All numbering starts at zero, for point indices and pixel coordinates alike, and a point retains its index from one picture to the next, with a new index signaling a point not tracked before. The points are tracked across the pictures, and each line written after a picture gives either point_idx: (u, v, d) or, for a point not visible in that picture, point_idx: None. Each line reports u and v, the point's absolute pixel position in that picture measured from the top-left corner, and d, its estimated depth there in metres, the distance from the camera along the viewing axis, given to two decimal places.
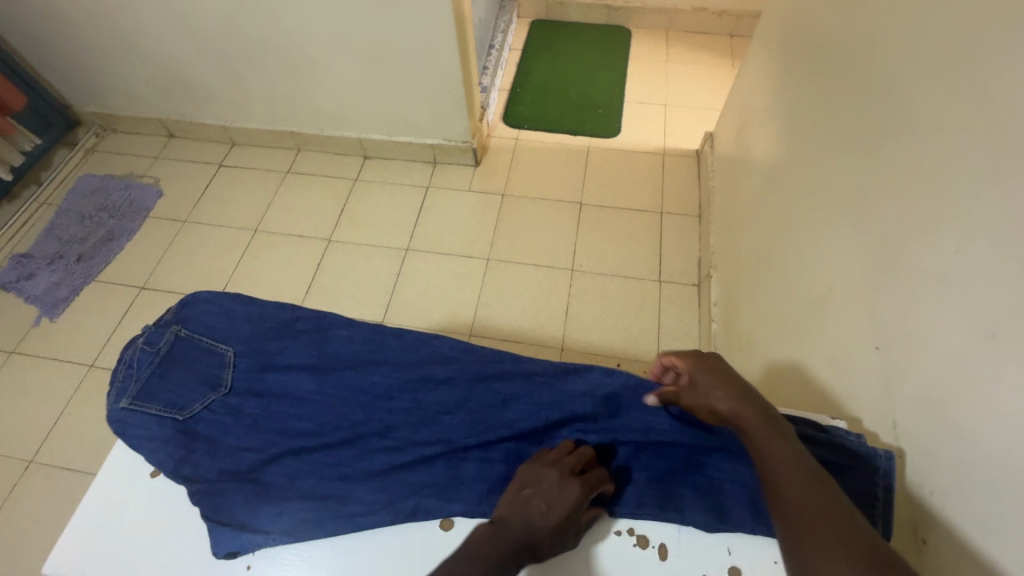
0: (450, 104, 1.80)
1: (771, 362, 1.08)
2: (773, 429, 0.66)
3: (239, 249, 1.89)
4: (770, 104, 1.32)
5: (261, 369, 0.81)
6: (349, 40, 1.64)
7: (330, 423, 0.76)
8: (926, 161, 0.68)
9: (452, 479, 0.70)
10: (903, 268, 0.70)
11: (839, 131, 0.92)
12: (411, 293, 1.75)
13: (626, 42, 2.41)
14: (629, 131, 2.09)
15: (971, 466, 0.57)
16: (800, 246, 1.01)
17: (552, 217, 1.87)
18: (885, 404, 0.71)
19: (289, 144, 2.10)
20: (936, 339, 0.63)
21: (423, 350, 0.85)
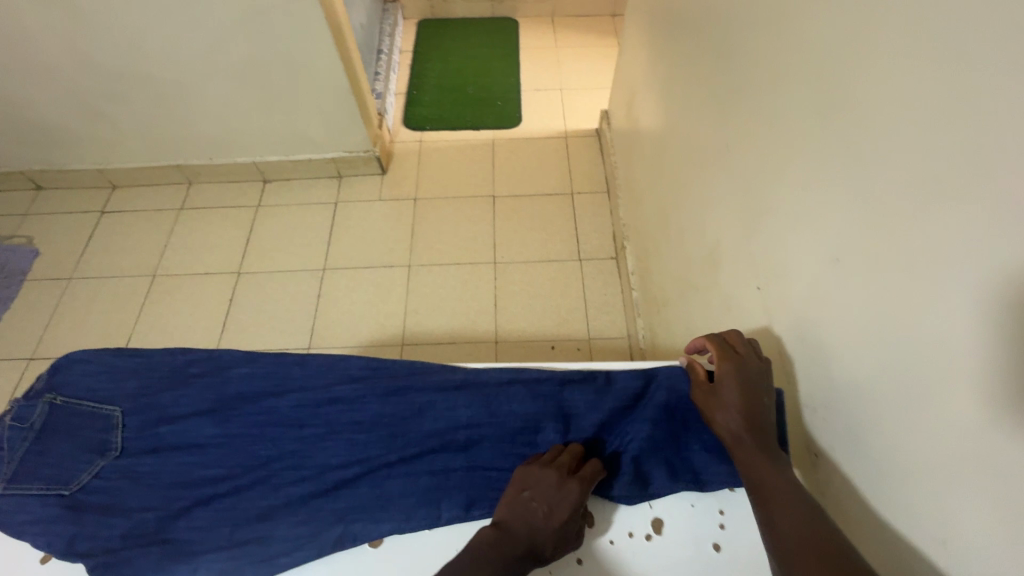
0: (343, 114, 1.75)
1: (683, 320, 1.14)
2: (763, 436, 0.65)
3: (138, 298, 1.74)
4: (648, 76, 1.39)
5: (155, 423, 0.76)
6: (220, 59, 1.55)
7: (241, 464, 0.74)
8: (771, 111, 0.75)
9: (376, 499, 0.70)
10: (767, 213, 0.77)
11: (704, 94, 0.98)
12: (336, 313, 1.69)
13: (515, 32, 2.43)
14: (530, 119, 2.12)
15: (837, 379, 0.63)
16: (690, 206, 1.07)
17: (467, 214, 1.87)
18: (771, 338, 0.77)
19: (178, 178, 1.96)
20: (797, 271, 0.70)
21: (331, 372, 0.81)
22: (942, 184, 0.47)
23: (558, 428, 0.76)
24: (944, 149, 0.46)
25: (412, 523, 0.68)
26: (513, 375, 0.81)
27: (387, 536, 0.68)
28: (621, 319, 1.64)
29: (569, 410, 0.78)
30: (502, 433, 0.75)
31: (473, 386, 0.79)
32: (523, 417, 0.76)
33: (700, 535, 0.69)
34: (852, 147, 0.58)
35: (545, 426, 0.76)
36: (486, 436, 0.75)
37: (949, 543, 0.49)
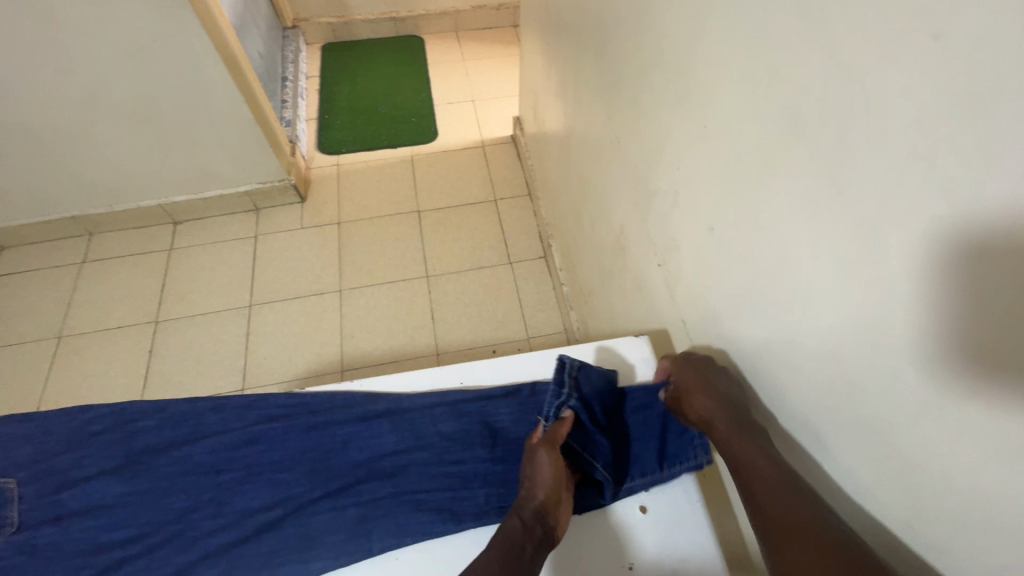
0: (251, 145, 1.70)
1: (606, 307, 1.20)
2: (738, 428, 0.64)
3: (43, 363, 1.61)
4: (547, 80, 1.45)
5: (55, 489, 0.70)
6: (106, 100, 1.47)
7: (152, 521, 0.68)
8: (647, 102, 0.81)
9: (303, 538, 0.65)
10: (656, 195, 0.83)
11: (593, 93, 1.05)
12: (268, 348, 1.63)
13: (422, 49, 2.46)
14: (446, 132, 2.15)
15: (730, 337, 0.70)
16: (596, 198, 1.14)
17: (394, 231, 1.87)
18: (675, 310, 0.83)
19: (76, 230, 1.83)
20: (685, 244, 0.76)
21: (249, 412, 0.75)
22: (780, 154, 0.54)
23: (493, 436, 0.73)
24: (776, 122, 0.54)
25: (345, 558, 0.63)
26: (439, 390, 0.77)
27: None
28: (556, 314, 1.69)
29: (497, 420, 0.74)
30: (433, 448, 0.72)
31: (400, 408, 0.75)
32: (449, 437, 0.73)
33: (626, 506, 0.71)
34: (711, 129, 0.65)
35: (478, 437, 0.73)
36: (414, 462, 0.71)
37: (834, 461, 0.57)
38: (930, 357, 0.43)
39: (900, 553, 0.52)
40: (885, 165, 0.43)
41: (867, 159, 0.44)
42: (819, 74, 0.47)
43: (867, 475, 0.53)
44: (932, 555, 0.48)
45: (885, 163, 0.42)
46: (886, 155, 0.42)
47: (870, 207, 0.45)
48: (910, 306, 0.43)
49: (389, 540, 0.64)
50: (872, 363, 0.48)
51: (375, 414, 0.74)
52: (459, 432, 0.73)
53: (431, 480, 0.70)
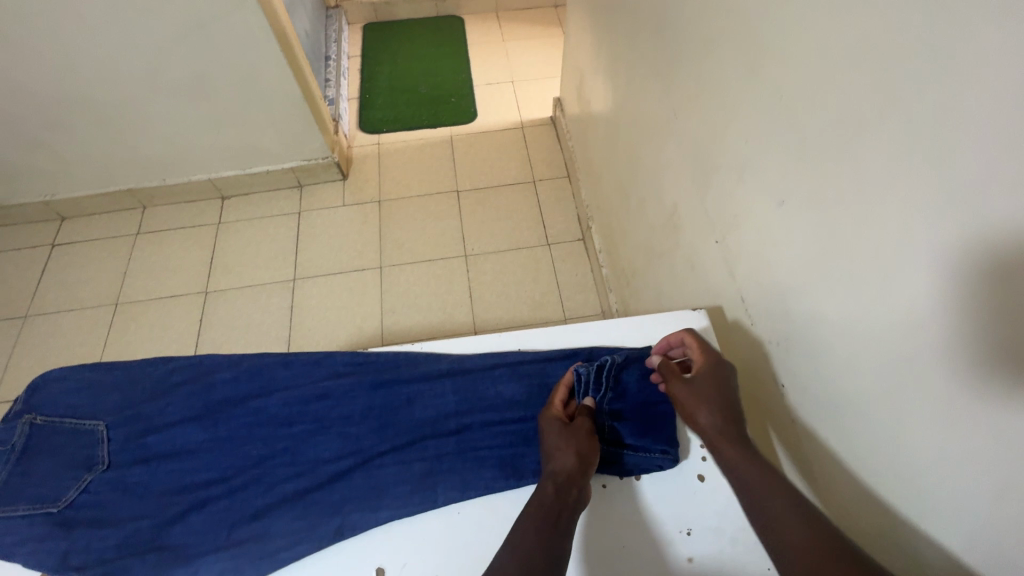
0: (298, 122, 1.74)
1: (652, 286, 1.19)
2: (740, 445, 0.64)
3: (103, 328, 1.69)
4: (594, 58, 1.44)
5: (141, 434, 0.74)
6: (164, 75, 1.52)
7: (232, 466, 0.71)
8: (711, 74, 0.80)
9: (372, 487, 0.67)
10: (718, 168, 0.81)
11: (649, 68, 1.04)
12: (312, 321, 1.68)
13: (462, 30, 2.46)
14: (485, 113, 2.15)
15: (792, 313, 0.69)
16: (646, 176, 1.13)
17: (433, 211, 1.89)
18: (732, 286, 0.82)
19: (131, 203, 1.91)
20: (751, 216, 0.74)
21: (317, 369, 0.78)
22: (864, 119, 0.53)
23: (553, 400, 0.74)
24: (862, 85, 0.52)
25: (413, 508, 0.64)
26: (498, 356, 0.78)
27: (386, 525, 0.64)
28: (593, 296, 1.68)
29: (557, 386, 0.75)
30: (493, 411, 0.73)
31: (460, 371, 0.76)
32: (510, 399, 0.74)
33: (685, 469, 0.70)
34: (786, 97, 0.64)
35: (538, 403, 0.74)
36: (476, 422, 0.73)
37: (904, 441, 0.55)
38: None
39: (974, 536, 0.49)
40: (987, 123, 0.41)
41: (968, 118, 0.42)
42: (916, 32, 0.45)
43: (942, 456, 0.51)
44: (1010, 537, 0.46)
45: (989, 123, 0.40)
46: (992, 114, 0.40)
47: (967, 169, 0.43)
48: (1004, 274, 0.41)
49: (455, 492, 0.65)
50: (958, 335, 0.46)
51: (438, 375, 0.76)
52: (521, 395, 0.74)
53: (494, 439, 0.71)
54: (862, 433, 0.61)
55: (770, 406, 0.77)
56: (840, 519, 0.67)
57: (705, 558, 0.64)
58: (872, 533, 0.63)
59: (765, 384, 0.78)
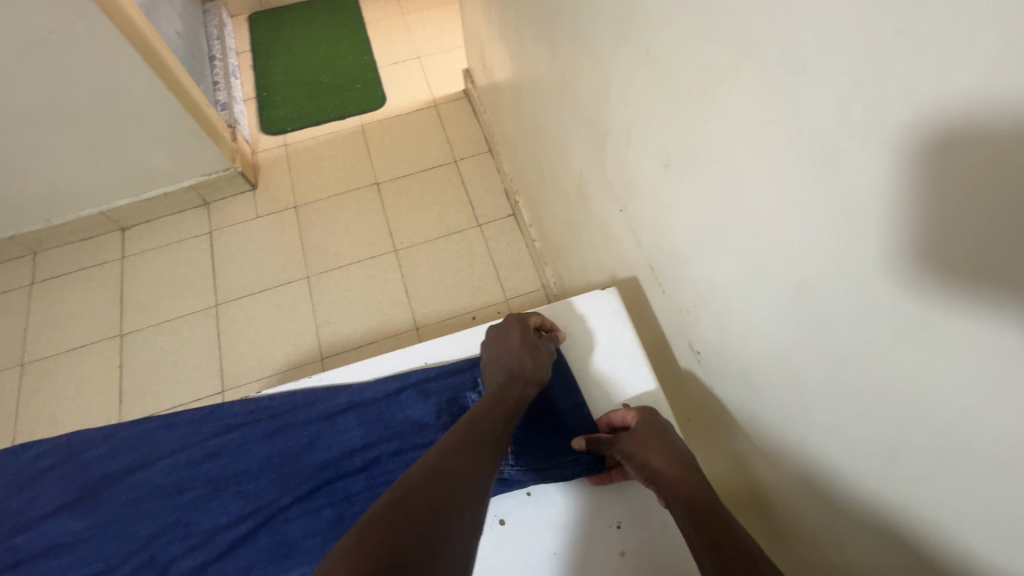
0: (185, 134, 1.59)
1: (577, 258, 1.16)
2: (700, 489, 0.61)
3: (10, 394, 1.54)
4: (488, 22, 1.35)
5: (12, 533, 0.67)
6: (11, 106, 1.34)
7: (120, 552, 0.65)
8: (586, 33, 0.75)
9: (280, 546, 0.63)
10: (609, 133, 0.77)
11: (534, 31, 0.98)
12: (243, 346, 1.58)
13: (357, 7, 2.30)
14: (394, 94, 2.03)
15: (696, 279, 0.67)
16: (552, 145, 1.08)
17: (354, 208, 1.79)
18: (641, 255, 0.79)
19: (17, 252, 1.72)
20: (645, 184, 0.71)
21: (204, 425, 0.72)
22: (730, 76, 0.50)
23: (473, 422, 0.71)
24: (725, 37, 0.49)
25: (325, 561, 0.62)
26: (400, 382, 0.72)
27: None
28: (532, 272, 1.65)
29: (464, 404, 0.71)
30: (402, 444, 0.69)
31: (361, 404, 0.71)
32: (420, 422, 0.70)
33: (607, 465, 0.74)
34: (660, 56, 0.59)
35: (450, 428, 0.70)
36: (385, 453, 0.68)
37: (810, 397, 0.55)
38: (898, 276, 0.40)
39: (879, 488, 0.50)
40: (835, 75, 0.39)
41: (815, 66, 0.40)
42: None
43: (842, 411, 0.51)
44: (909, 491, 0.46)
45: (833, 69, 0.39)
46: (836, 58, 0.38)
47: (826, 121, 0.41)
48: (868, 225, 0.40)
49: None
50: (839, 289, 0.46)
51: (338, 409, 0.71)
52: (433, 416, 0.70)
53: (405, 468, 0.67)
54: (776, 398, 0.60)
55: (693, 371, 0.77)
56: (766, 475, 0.68)
57: (637, 549, 0.69)
58: (791, 488, 0.63)
59: (684, 351, 0.77)
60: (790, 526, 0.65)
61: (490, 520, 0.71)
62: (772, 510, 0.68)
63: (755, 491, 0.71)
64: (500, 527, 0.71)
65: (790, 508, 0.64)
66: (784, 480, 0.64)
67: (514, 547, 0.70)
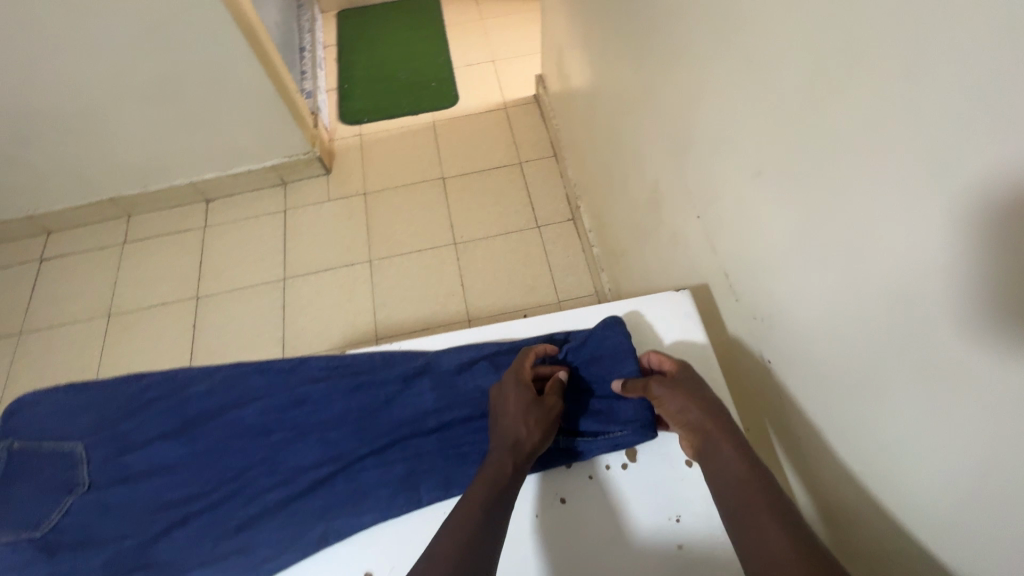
0: (274, 118, 1.70)
1: (640, 265, 1.17)
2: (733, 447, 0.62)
3: (96, 341, 1.69)
4: (570, 30, 1.38)
5: (119, 453, 0.73)
6: (130, 80, 1.48)
7: (212, 480, 0.71)
8: (681, 44, 0.77)
9: (354, 492, 0.66)
10: (695, 141, 0.78)
11: (620, 40, 1.00)
12: (305, 320, 1.67)
13: (438, 10, 2.39)
14: (466, 95, 2.10)
15: (775, 290, 0.67)
16: (626, 151, 1.10)
17: (419, 200, 1.86)
18: (716, 262, 0.79)
19: (115, 213, 1.89)
20: (729, 190, 0.71)
21: (293, 375, 0.77)
22: (839, 82, 0.50)
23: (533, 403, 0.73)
24: (837, 45, 0.49)
25: (394, 510, 0.64)
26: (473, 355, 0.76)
27: (369, 529, 0.64)
28: (586, 277, 1.66)
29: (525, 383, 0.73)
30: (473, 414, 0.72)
31: (437, 370, 0.75)
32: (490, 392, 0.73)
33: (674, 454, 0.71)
34: (761, 63, 0.60)
35: None
36: (457, 418, 0.71)
37: (892, 418, 0.53)
38: (1012, 292, 0.38)
39: (964, 518, 0.47)
40: (958, 84, 0.39)
41: (939, 73, 0.40)
42: None
43: (930, 434, 0.49)
44: (1001, 518, 0.43)
45: (960, 78, 0.38)
46: (966, 66, 0.38)
47: (946, 129, 0.40)
48: (988, 237, 0.39)
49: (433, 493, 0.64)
50: (943, 304, 0.44)
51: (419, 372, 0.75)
52: None
53: (476, 436, 0.70)
54: (852, 411, 0.58)
55: (759, 381, 0.75)
56: (830, 496, 0.65)
57: (697, 545, 0.66)
58: (860, 511, 0.61)
59: (752, 361, 0.76)
60: (856, 551, 0.62)
61: (550, 497, 0.70)
62: (836, 532, 0.66)
63: (819, 511, 0.68)
64: (560, 505, 0.69)
65: (857, 532, 0.62)
66: (852, 501, 0.62)
67: (574, 524, 0.68)
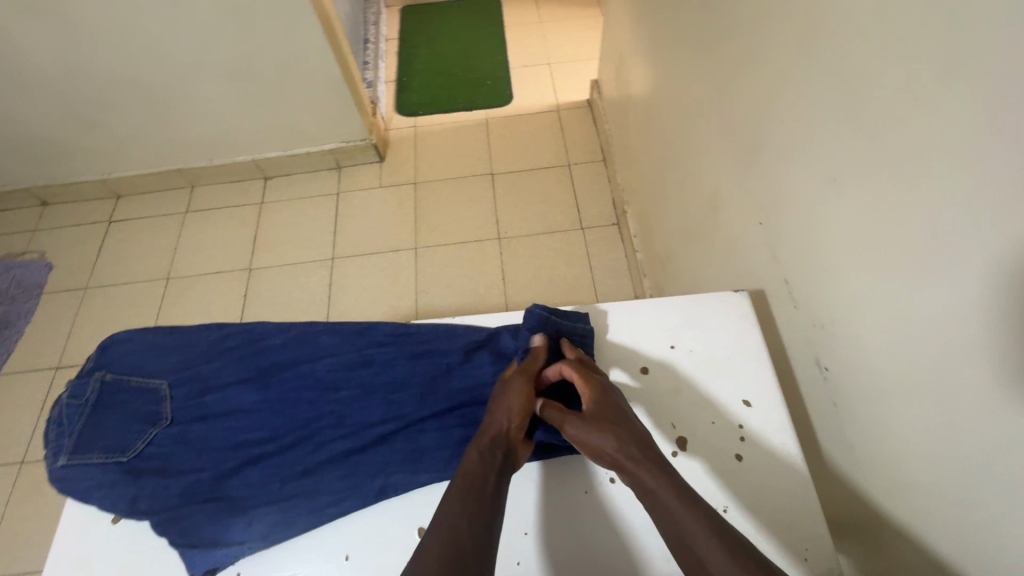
0: (337, 103, 1.77)
1: (688, 270, 1.18)
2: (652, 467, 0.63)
3: (154, 302, 1.78)
4: (634, 37, 1.40)
5: (200, 393, 0.78)
6: (209, 57, 1.57)
7: (283, 426, 0.76)
8: (758, 52, 0.78)
9: (414, 450, 0.71)
10: (764, 148, 0.79)
11: (689, 47, 1.02)
12: (349, 299, 1.73)
13: (499, 11, 2.44)
14: (521, 95, 2.14)
15: (837, 298, 0.67)
16: (685, 157, 1.11)
17: (467, 194, 1.90)
18: (775, 269, 0.80)
19: (180, 183, 1.99)
20: (798, 195, 0.72)
21: (361, 338, 0.83)
22: (932, 91, 0.50)
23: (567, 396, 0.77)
24: (932, 55, 0.49)
25: (452, 471, 0.69)
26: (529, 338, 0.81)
27: (427, 485, 0.69)
28: (626, 282, 1.67)
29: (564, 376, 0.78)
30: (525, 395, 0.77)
31: (495, 346, 0.81)
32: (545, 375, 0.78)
33: (723, 444, 0.73)
34: (845, 71, 0.60)
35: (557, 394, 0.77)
36: None
37: (964, 427, 0.51)
38: None
39: None
40: None
41: None
42: None
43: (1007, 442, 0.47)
44: None
45: None
46: None
47: None
48: None
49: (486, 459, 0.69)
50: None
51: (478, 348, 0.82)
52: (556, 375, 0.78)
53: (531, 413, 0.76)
54: (919, 420, 0.57)
55: (812, 389, 0.74)
56: (884, 510, 0.63)
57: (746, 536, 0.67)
58: (916, 525, 0.59)
59: (806, 369, 0.75)
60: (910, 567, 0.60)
61: (601, 476, 0.73)
62: (887, 549, 0.63)
63: (868, 526, 0.66)
64: (611, 484, 0.72)
65: (912, 547, 0.60)
66: (903, 512, 0.61)
67: (622, 504, 0.71)
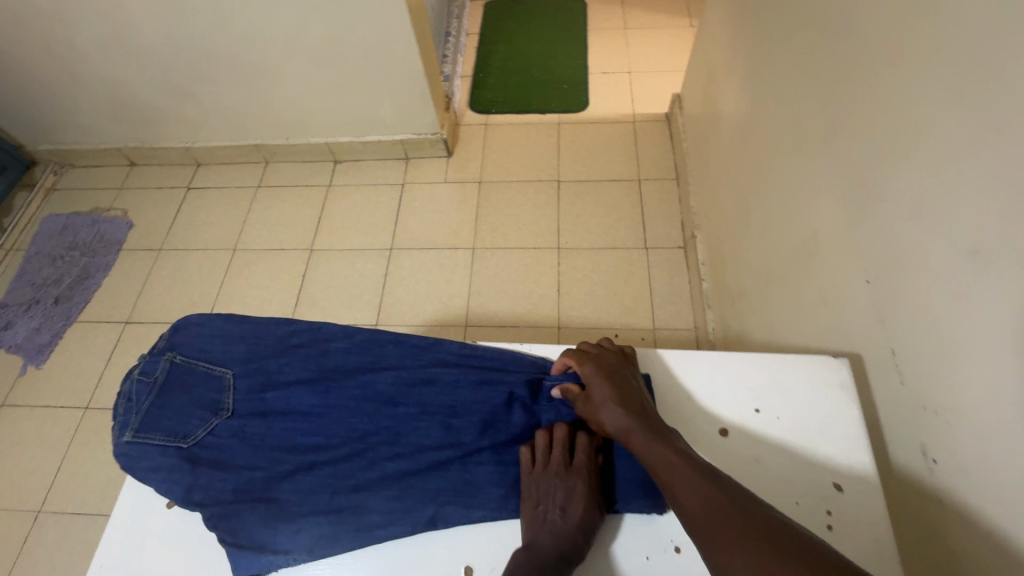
0: (413, 95, 1.77)
1: (764, 314, 1.10)
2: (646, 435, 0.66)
3: (219, 270, 1.85)
4: (731, 56, 1.32)
5: (261, 388, 0.79)
6: (297, 40, 1.60)
7: (340, 436, 0.76)
8: (890, 93, 0.70)
9: (467, 484, 0.70)
10: (885, 200, 0.71)
11: (801, 76, 0.94)
12: (403, 291, 1.73)
13: (583, 13, 2.39)
14: (596, 102, 2.08)
15: (960, 386, 0.58)
16: (777, 193, 1.03)
17: (531, 199, 1.86)
18: (880, 335, 0.72)
19: (256, 158, 2.06)
20: (923, 261, 0.64)
21: (426, 354, 0.83)
22: None
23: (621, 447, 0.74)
24: None
25: (504, 512, 0.68)
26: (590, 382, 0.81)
27: (476, 523, 0.68)
28: (688, 310, 1.60)
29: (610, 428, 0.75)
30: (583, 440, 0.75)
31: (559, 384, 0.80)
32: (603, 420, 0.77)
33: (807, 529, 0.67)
34: (1010, 131, 0.52)
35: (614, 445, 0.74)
36: None
37: None
38: None
39: None
40: None
41: None
42: None
43: None
44: None
45: None
46: None
47: None
48: None
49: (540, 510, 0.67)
50: None
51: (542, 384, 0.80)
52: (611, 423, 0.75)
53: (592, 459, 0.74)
54: None
55: (915, 478, 0.66)
56: None
57: None
58: None
59: (909, 454, 0.67)
60: None
61: (666, 544, 0.67)
62: None
63: None
64: (675, 555, 0.66)
65: None
66: None
67: None
